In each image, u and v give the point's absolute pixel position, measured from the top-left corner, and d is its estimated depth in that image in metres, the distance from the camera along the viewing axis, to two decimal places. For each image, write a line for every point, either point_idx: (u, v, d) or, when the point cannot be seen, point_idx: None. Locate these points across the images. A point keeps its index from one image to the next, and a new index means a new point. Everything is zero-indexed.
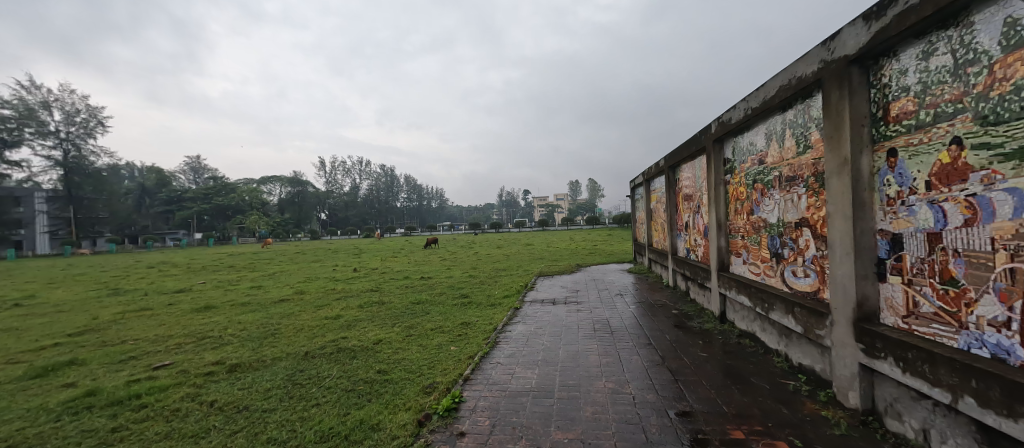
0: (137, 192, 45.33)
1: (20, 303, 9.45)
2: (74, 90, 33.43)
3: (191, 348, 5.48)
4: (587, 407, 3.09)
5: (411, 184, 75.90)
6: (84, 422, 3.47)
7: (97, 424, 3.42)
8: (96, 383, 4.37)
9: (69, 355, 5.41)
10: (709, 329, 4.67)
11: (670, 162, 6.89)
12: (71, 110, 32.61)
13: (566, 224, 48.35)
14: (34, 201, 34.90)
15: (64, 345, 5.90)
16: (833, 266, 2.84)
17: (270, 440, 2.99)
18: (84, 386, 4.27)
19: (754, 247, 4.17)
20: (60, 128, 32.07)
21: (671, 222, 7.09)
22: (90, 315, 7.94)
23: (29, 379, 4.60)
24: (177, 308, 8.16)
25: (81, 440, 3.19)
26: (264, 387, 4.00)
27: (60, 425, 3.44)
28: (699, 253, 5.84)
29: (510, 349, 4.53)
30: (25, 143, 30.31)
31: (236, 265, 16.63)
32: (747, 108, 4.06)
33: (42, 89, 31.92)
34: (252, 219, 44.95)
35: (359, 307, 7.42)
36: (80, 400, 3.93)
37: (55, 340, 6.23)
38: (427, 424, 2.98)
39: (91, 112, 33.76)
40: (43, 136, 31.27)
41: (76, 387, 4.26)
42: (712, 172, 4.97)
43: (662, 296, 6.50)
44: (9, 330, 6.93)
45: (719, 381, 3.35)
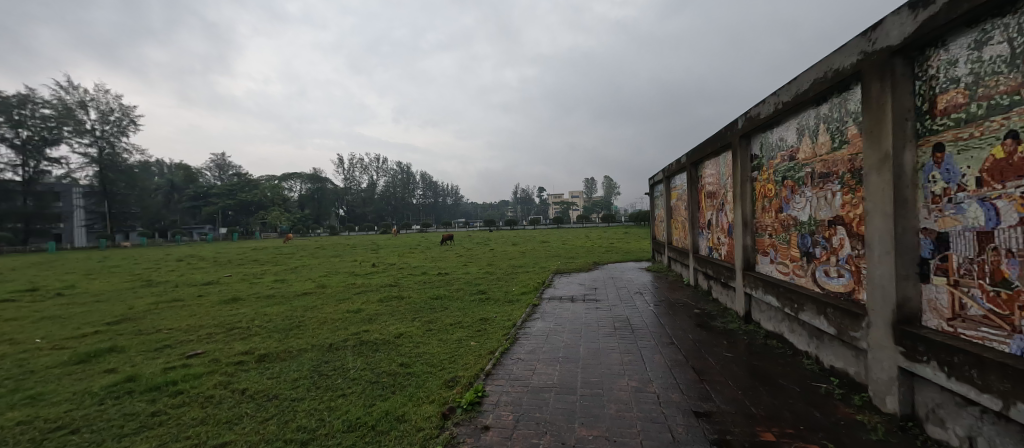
0: (167, 189, 46.80)
1: (62, 292, 9.88)
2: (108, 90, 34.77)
3: (221, 339, 5.65)
4: (609, 405, 3.06)
5: (427, 181, 76.69)
6: (126, 406, 3.63)
7: (138, 408, 3.57)
8: (135, 369, 4.55)
9: (109, 342, 5.65)
10: (733, 329, 4.56)
11: (692, 159, 6.75)
12: (106, 109, 33.90)
13: (582, 221, 48.05)
14: (74, 196, 36.67)
15: (103, 333, 6.16)
16: (871, 266, 2.74)
17: (300, 428, 3.07)
18: (124, 372, 4.45)
19: (782, 246, 4.04)
20: (95, 127, 33.35)
21: (692, 220, 6.95)
22: (126, 304, 8.29)
23: (73, 364, 4.82)
24: (205, 300, 8.40)
25: (124, 423, 3.34)
26: (292, 376, 4.10)
27: (104, 408, 3.60)
28: (722, 252, 5.71)
29: (530, 345, 4.53)
30: (63, 141, 31.69)
31: (259, 259, 17.08)
32: (777, 102, 3.92)
33: (80, 89, 33.41)
34: (274, 215, 46.31)
35: (378, 302, 7.50)
36: (120, 385, 4.10)
37: (95, 327, 6.51)
38: (451, 417, 3.01)
39: (125, 112, 35.06)
40: (80, 134, 32.61)
41: (117, 373, 4.44)
42: (738, 169, 4.83)
43: (682, 295, 6.39)
44: (54, 318, 7.29)
45: (746, 382, 3.27)
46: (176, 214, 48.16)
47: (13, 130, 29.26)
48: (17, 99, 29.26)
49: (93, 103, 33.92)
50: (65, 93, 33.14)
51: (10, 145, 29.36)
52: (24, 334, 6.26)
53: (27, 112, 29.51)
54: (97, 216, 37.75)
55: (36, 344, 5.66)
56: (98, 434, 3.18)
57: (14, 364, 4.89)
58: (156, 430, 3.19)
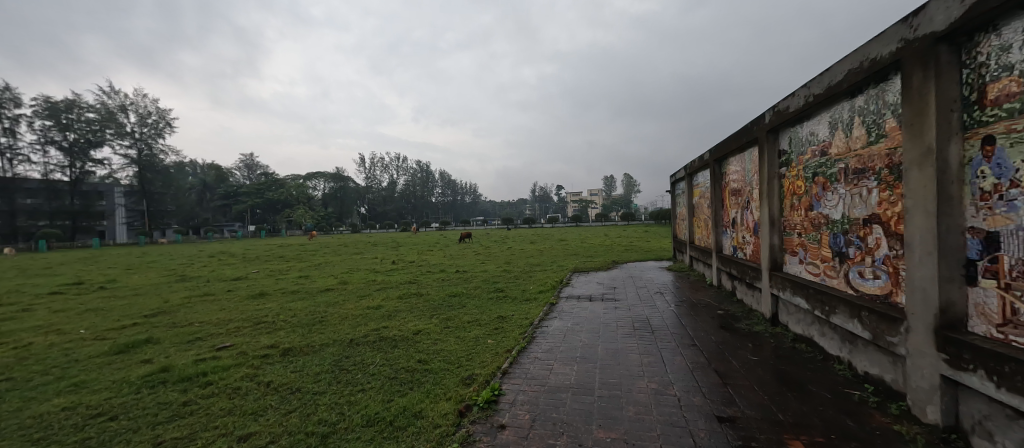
0: (199, 188, 48.64)
1: (105, 286, 10.37)
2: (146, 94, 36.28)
3: (248, 332, 5.80)
4: (629, 406, 2.98)
5: (446, 179, 77.31)
6: (160, 395, 3.75)
7: (171, 398, 3.69)
8: (169, 360, 4.72)
9: (146, 334, 5.88)
10: (758, 331, 4.40)
11: (716, 155, 6.55)
12: (144, 112, 35.39)
13: (600, 219, 47.62)
14: (115, 194, 38.56)
15: (141, 325, 6.42)
16: (910, 267, 2.58)
17: (321, 421, 3.10)
18: (158, 363, 4.62)
19: (812, 245, 3.86)
20: (134, 129, 34.89)
21: (715, 218, 6.75)
22: (162, 298, 8.63)
23: (113, 354, 5.02)
24: (234, 295, 8.65)
25: (158, 411, 3.45)
26: (315, 370, 4.16)
27: (139, 397, 3.74)
28: (747, 251, 5.52)
29: (547, 344, 4.48)
30: (106, 143, 33.27)
31: (285, 255, 17.56)
32: (808, 95, 3.74)
33: (121, 94, 34.99)
34: (299, 213, 47.59)
35: (398, 298, 7.58)
36: (155, 375, 4.25)
37: (133, 320, 6.79)
38: (467, 415, 2.99)
39: (161, 115, 36.51)
40: (121, 137, 34.18)
41: (153, 364, 4.61)
42: (764, 165, 4.64)
43: (705, 295, 6.22)
44: (96, 309, 7.65)
45: (772, 387, 3.14)
46: (207, 212, 50.03)
47: (61, 133, 30.89)
48: (64, 104, 30.85)
49: (132, 107, 35.48)
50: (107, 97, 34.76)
51: (59, 147, 31.02)
52: (69, 324, 6.58)
53: (73, 116, 31.09)
54: (135, 213, 39.58)
55: (80, 335, 5.94)
56: (134, 421, 3.30)
57: (60, 353, 5.13)
58: (187, 419, 3.29)
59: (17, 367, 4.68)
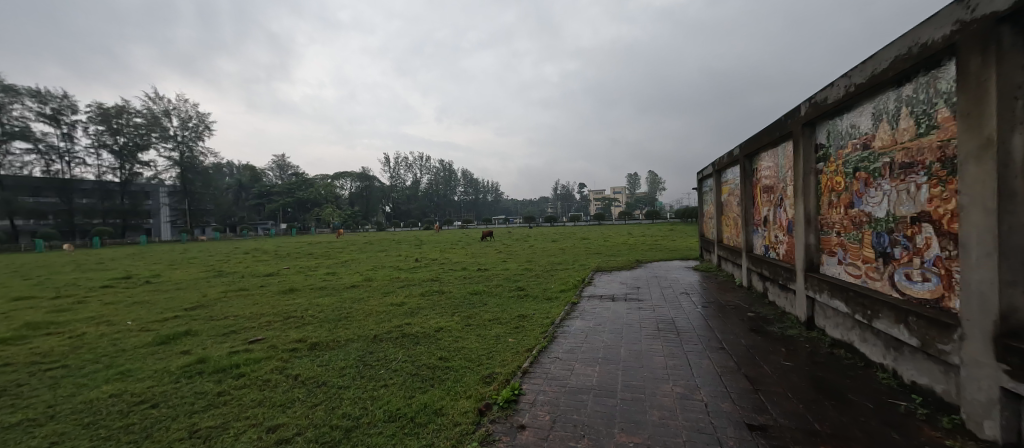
0: (235, 188, 50.74)
1: (151, 280, 10.93)
2: (188, 99, 38.05)
3: (279, 326, 5.96)
4: (652, 411, 2.87)
5: (468, 178, 77.84)
6: (196, 385, 3.88)
7: (207, 388, 3.80)
8: (206, 352, 4.89)
9: (186, 326, 6.12)
10: (792, 335, 4.18)
11: (747, 150, 6.28)
12: (186, 117, 37.14)
13: (623, 218, 46.93)
14: (159, 194, 40.65)
15: (182, 317, 6.70)
16: (966, 269, 2.37)
17: (346, 415, 3.12)
18: (196, 354, 4.79)
19: (853, 245, 3.63)
20: (177, 133, 36.68)
21: (745, 217, 6.48)
22: (200, 292, 9.00)
23: (156, 345, 5.25)
24: (266, 290, 8.93)
25: (194, 400, 3.56)
26: (340, 365, 4.22)
27: (178, 386, 3.88)
28: (780, 251, 5.26)
29: (569, 344, 4.39)
30: (152, 147, 35.12)
31: (313, 253, 18.07)
32: (848, 85, 3.52)
33: (165, 99, 36.82)
34: (327, 211, 48.90)
35: (420, 296, 7.65)
36: (193, 366, 4.41)
37: (175, 312, 7.09)
38: (487, 413, 2.96)
39: (202, 118, 38.20)
40: (166, 140, 35.98)
41: (191, 355, 4.79)
42: (800, 160, 4.41)
43: (734, 297, 5.98)
44: (140, 302, 8.04)
45: (808, 395, 2.96)
46: (242, 210, 52.11)
47: (113, 138, 32.79)
48: (115, 109, 32.70)
49: (175, 111, 37.26)
50: (153, 102, 36.66)
51: (111, 151, 32.92)
52: (118, 316, 6.94)
53: (123, 121, 32.92)
54: (176, 212, 41.62)
55: (127, 326, 6.25)
56: (173, 409, 3.41)
57: (109, 342, 5.40)
58: (221, 408, 3.37)
59: (71, 355, 4.95)
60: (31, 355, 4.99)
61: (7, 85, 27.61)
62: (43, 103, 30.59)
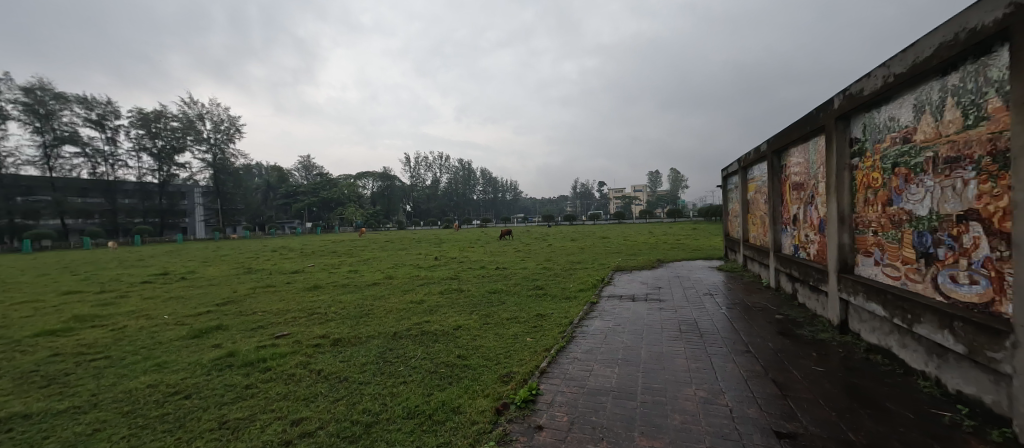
0: (264, 188, 52.43)
1: (186, 276, 11.37)
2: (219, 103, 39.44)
3: (304, 322, 6.08)
4: (674, 415, 2.78)
5: (487, 177, 78.12)
6: (226, 378, 3.98)
7: (236, 380, 3.90)
8: (235, 346, 5.03)
9: (217, 321, 6.32)
10: (823, 339, 3.99)
11: (775, 146, 6.05)
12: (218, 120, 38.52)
13: (644, 216, 46.29)
14: (193, 194, 42.36)
15: (213, 312, 6.92)
16: (1018, 271, 2.20)
17: (366, 410, 3.14)
18: (226, 348, 4.93)
19: (891, 245, 3.44)
20: (210, 136, 38.11)
21: (773, 215, 6.24)
22: (230, 288, 9.29)
23: (190, 338, 5.44)
24: (291, 287, 9.15)
25: (224, 392, 3.66)
26: (360, 361, 4.26)
27: (209, 378, 3.99)
28: (811, 251, 5.04)
29: (588, 344, 4.32)
30: (187, 149, 36.58)
31: (337, 250, 18.46)
32: (886, 75, 3.33)
33: (198, 104, 38.30)
34: (349, 210, 49.95)
35: (440, 294, 7.68)
36: (223, 359, 4.54)
37: (207, 307, 7.34)
38: (505, 413, 2.92)
39: (232, 121, 39.53)
40: (200, 143, 37.43)
41: (221, 348, 4.93)
42: (833, 155, 4.20)
43: (760, 298, 5.77)
44: (175, 297, 8.36)
45: (841, 402, 2.81)
46: (270, 210, 53.79)
47: (151, 141, 34.32)
48: (153, 114, 34.20)
49: (208, 115, 38.70)
50: (187, 106, 38.18)
51: (150, 154, 34.47)
52: (156, 310, 7.23)
53: (160, 125, 34.42)
54: (208, 211, 43.29)
55: (164, 320, 6.51)
56: (204, 400, 3.51)
57: (147, 335, 5.63)
58: (249, 401, 3.45)
59: (113, 346, 5.18)
60: (76, 345, 5.25)
61: (58, 93, 29.19)
62: (89, 109, 32.24)
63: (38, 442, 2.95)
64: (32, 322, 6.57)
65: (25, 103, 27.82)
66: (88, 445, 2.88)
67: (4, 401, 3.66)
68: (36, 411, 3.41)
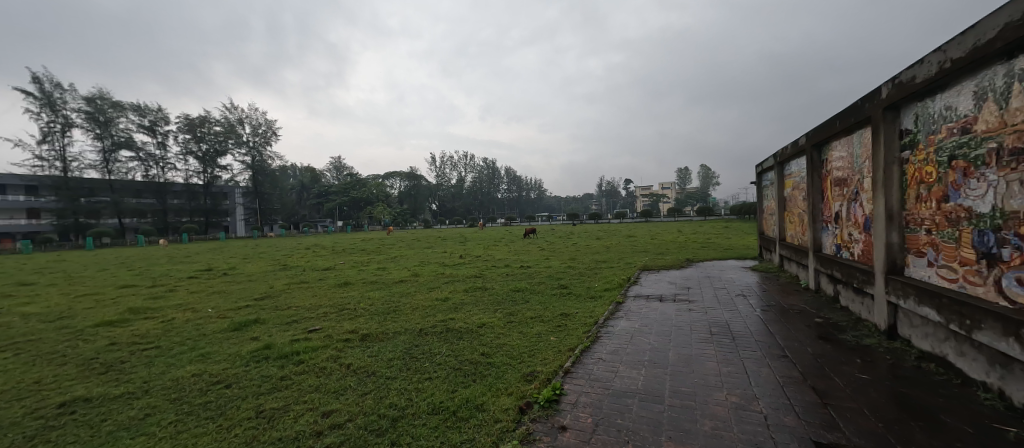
0: (298, 188, 54.45)
1: (227, 272, 11.93)
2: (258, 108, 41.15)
3: (334, 317, 6.24)
4: (704, 420, 2.66)
5: (511, 176, 78.30)
6: (263, 369, 4.12)
7: (271, 372, 4.03)
8: (271, 339, 5.21)
9: (255, 315, 6.58)
10: (868, 345, 3.75)
11: (815, 139, 5.72)
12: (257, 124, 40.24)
13: (671, 215, 45.33)
14: (233, 194, 44.47)
15: (252, 307, 7.21)
16: None
17: (392, 405, 3.17)
18: (262, 341, 5.10)
19: (947, 245, 3.17)
20: (249, 139, 39.81)
21: (813, 212, 5.91)
22: (267, 284, 9.66)
23: (230, 331, 5.67)
24: (323, 283, 9.42)
25: (260, 383, 3.79)
26: (388, 356, 4.32)
27: (247, 369, 4.14)
28: (855, 250, 4.74)
29: (613, 345, 4.21)
30: (229, 153, 38.41)
31: (366, 248, 18.95)
32: (942, 61, 3.07)
33: (239, 109, 40.11)
34: (378, 210, 51.22)
35: (465, 291, 7.71)
36: (260, 351, 4.70)
37: (246, 302, 7.65)
38: (528, 412, 2.88)
39: (269, 125, 41.19)
40: (239, 146, 39.20)
41: (258, 341, 5.11)
42: (880, 149, 3.92)
43: (797, 301, 5.49)
44: (217, 292, 8.76)
45: (889, 413, 2.62)
46: (303, 209, 55.86)
47: (197, 145, 36.22)
48: (198, 119, 36.04)
49: (247, 119, 40.42)
50: (229, 111, 39.99)
51: (196, 157, 36.41)
52: (200, 304, 7.59)
53: (205, 130, 36.26)
54: (247, 210, 45.37)
55: (208, 313, 6.82)
56: (243, 390, 3.63)
57: (192, 327, 5.91)
58: (284, 392, 3.54)
59: (162, 337, 5.46)
60: (131, 335, 5.57)
61: (116, 102, 31.15)
62: (143, 116, 34.27)
63: (97, 424, 3.12)
64: (92, 312, 7.03)
65: (87, 112, 29.83)
66: (140, 428, 3.03)
67: (68, 384, 3.91)
68: (95, 395, 3.62)
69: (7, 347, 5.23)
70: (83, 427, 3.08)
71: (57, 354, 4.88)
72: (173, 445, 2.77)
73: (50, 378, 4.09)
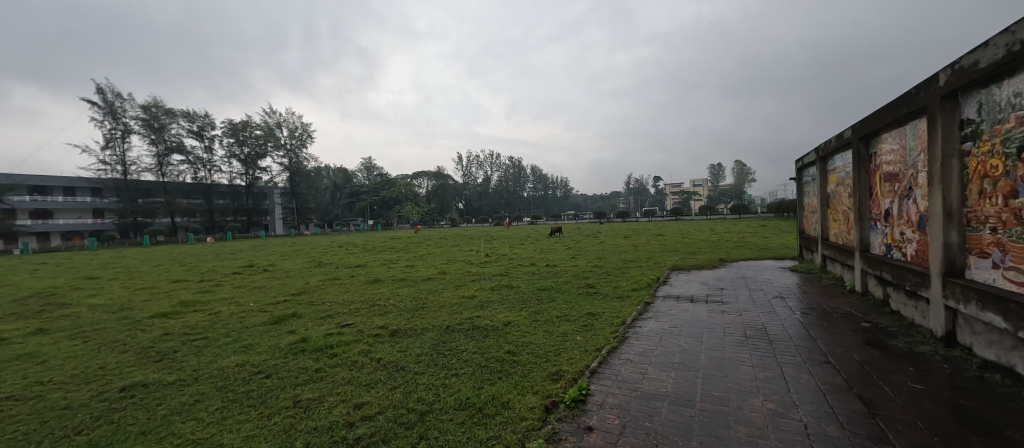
0: (332, 188, 56.37)
1: (267, 268, 12.47)
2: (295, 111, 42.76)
3: (365, 313, 6.39)
4: (738, 426, 2.54)
5: (537, 174, 78.11)
6: (300, 361, 4.26)
7: (307, 364, 4.16)
8: (307, 332, 5.38)
9: (293, 309, 6.83)
10: (922, 352, 3.48)
11: (863, 131, 5.38)
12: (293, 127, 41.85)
13: (702, 213, 44.05)
14: (271, 194, 46.47)
15: (289, 301, 7.49)
16: None
17: (420, 399, 3.20)
18: (298, 334, 5.28)
19: (1017, 245, 2.90)
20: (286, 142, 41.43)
21: (860, 210, 5.57)
22: (303, 280, 10.02)
23: (270, 324, 5.91)
24: (354, 279, 9.68)
25: (297, 374, 3.91)
26: (416, 352, 4.37)
27: (285, 360, 4.30)
28: (908, 251, 4.42)
29: (642, 346, 4.10)
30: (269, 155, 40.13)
31: (396, 246, 19.36)
32: (1011, 43, 2.80)
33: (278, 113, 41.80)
34: (407, 209, 52.34)
35: (491, 289, 7.73)
36: (297, 344, 4.86)
37: (284, 297, 7.96)
38: (554, 411, 2.83)
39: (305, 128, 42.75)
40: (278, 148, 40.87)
41: (295, 334, 5.29)
42: (938, 141, 3.63)
43: (841, 304, 5.18)
44: (257, 287, 9.16)
45: (946, 426, 2.42)
46: (336, 208, 57.73)
47: (240, 148, 38.07)
48: (241, 124, 37.81)
49: (285, 122, 42.06)
50: (268, 115, 41.73)
51: (238, 160, 38.28)
52: (243, 298, 7.96)
53: (247, 133, 38.02)
54: (285, 209, 47.35)
55: (250, 306, 7.13)
56: (282, 381, 3.76)
57: (235, 320, 6.19)
58: (318, 383, 3.64)
59: (210, 328, 5.75)
60: (182, 327, 5.89)
61: (169, 109, 32.82)
62: (192, 121, 36.26)
63: (152, 408, 3.30)
64: (148, 305, 7.49)
65: (143, 119, 31.78)
66: (190, 413, 3.19)
67: (128, 371, 4.17)
68: (151, 381, 3.84)
69: (76, 334, 5.65)
70: (141, 410, 3.26)
71: (118, 342, 5.22)
72: (219, 430, 2.89)
73: (112, 364, 4.37)
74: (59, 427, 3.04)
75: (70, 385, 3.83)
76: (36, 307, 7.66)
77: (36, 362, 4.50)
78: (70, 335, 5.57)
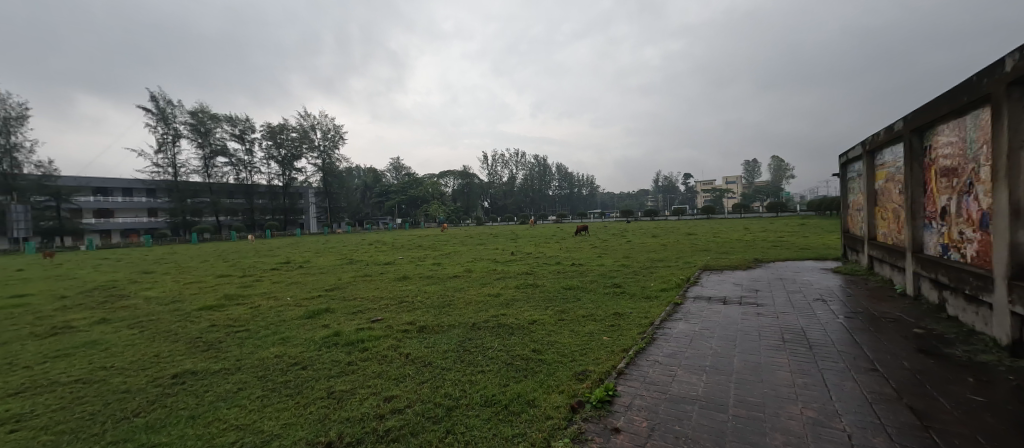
0: (362, 188, 57.95)
1: (303, 264, 12.94)
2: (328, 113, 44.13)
3: (393, 309, 6.51)
4: (775, 434, 2.41)
5: (563, 172, 77.56)
6: (333, 354, 4.38)
7: (340, 357, 4.27)
8: (339, 326, 5.53)
9: (326, 304, 7.04)
10: (984, 362, 3.21)
11: (917, 123, 5.01)
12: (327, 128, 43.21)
13: (734, 212, 42.59)
14: (305, 193, 48.20)
15: (323, 297, 7.73)
16: None
17: (447, 395, 3.21)
18: (331, 328, 5.44)
19: None
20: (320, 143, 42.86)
21: (912, 208, 5.20)
22: (336, 276, 10.33)
23: (305, 318, 6.12)
24: (383, 276, 9.90)
25: (330, 366, 4.02)
26: (443, 348, 4.41)
27: (319, 353, 4.43)
28: (968, 252, 4.08)
29: (671, 348, 3.97)
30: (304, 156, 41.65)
31: (423, 244, 19.69)
32: None
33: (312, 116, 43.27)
34: (434, 207, 53.14)
35: (516, 288, 7.71)
36: (331, 337, 5.01)
37: (317, 292, 8.22)
38: (580, 411, 2.78)
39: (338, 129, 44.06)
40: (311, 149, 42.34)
41: (328, 328, 5.45)
42: (1004, 132, 3.32)
43: (890, 308, 4.85)
44: (293, 282, 9.51)
45: (1011, 442, 2.22)
46: (367, 207, 59.32)
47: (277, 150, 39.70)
48: (279, 127, 39.39)
49: (319, 124, 43.49)
50: (303, 117, 43.23)
51: (275, 161, 39.91)
52: (280, 293, 8.27)
53: (284, 136, 39.57)
54: (318, 208, 49.06)
55: (286, 301, 7.40)
56: (317, 372, 3.88)
57: (274, 313, 6.45)
58: (350, 376, 3.74)
59: (251, 321, 6.01)
60: (226, 319, 6.18)
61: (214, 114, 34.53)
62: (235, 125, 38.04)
63: (200, 394, 3.47)
64: (195, 297, 7.91)
65: (191, 123, 33.59)
66: (233, 400, 3.33)
67: (178, 359, 4.42)
68: (199, 369, 4.05)
69: (133, 324, 6.04)
70: (190, 396, 3.43)
71: (170, 332, 5.53)
72: (260, 417, 3.01)
73: (165, 352, 4.64)
74: (119, 409, 3.24)
75: (128, 371, 4.09)
76: (99, 298, 8.25)
77: (99, 349, 4.83)
78: (129, 325, 5.97)
